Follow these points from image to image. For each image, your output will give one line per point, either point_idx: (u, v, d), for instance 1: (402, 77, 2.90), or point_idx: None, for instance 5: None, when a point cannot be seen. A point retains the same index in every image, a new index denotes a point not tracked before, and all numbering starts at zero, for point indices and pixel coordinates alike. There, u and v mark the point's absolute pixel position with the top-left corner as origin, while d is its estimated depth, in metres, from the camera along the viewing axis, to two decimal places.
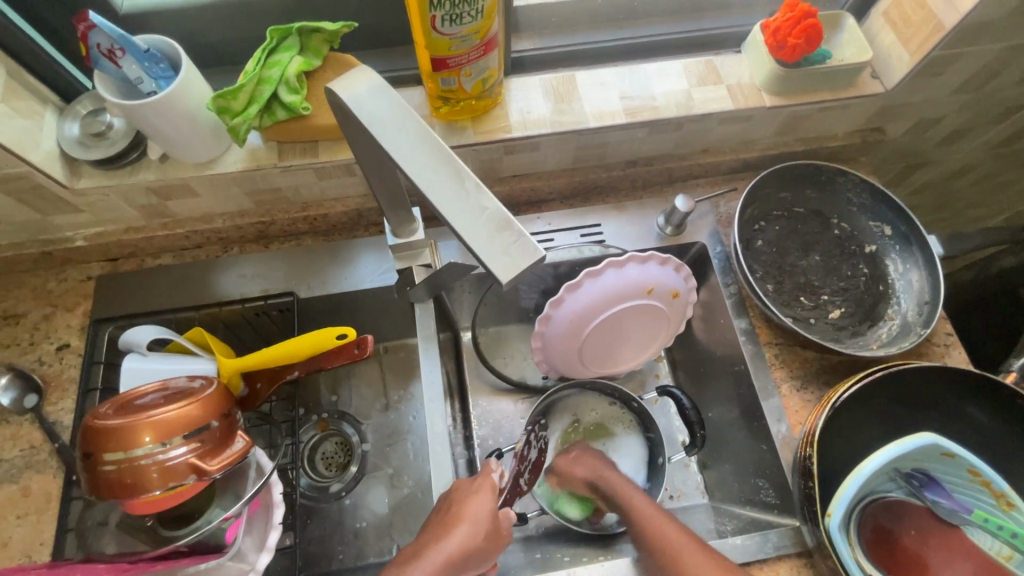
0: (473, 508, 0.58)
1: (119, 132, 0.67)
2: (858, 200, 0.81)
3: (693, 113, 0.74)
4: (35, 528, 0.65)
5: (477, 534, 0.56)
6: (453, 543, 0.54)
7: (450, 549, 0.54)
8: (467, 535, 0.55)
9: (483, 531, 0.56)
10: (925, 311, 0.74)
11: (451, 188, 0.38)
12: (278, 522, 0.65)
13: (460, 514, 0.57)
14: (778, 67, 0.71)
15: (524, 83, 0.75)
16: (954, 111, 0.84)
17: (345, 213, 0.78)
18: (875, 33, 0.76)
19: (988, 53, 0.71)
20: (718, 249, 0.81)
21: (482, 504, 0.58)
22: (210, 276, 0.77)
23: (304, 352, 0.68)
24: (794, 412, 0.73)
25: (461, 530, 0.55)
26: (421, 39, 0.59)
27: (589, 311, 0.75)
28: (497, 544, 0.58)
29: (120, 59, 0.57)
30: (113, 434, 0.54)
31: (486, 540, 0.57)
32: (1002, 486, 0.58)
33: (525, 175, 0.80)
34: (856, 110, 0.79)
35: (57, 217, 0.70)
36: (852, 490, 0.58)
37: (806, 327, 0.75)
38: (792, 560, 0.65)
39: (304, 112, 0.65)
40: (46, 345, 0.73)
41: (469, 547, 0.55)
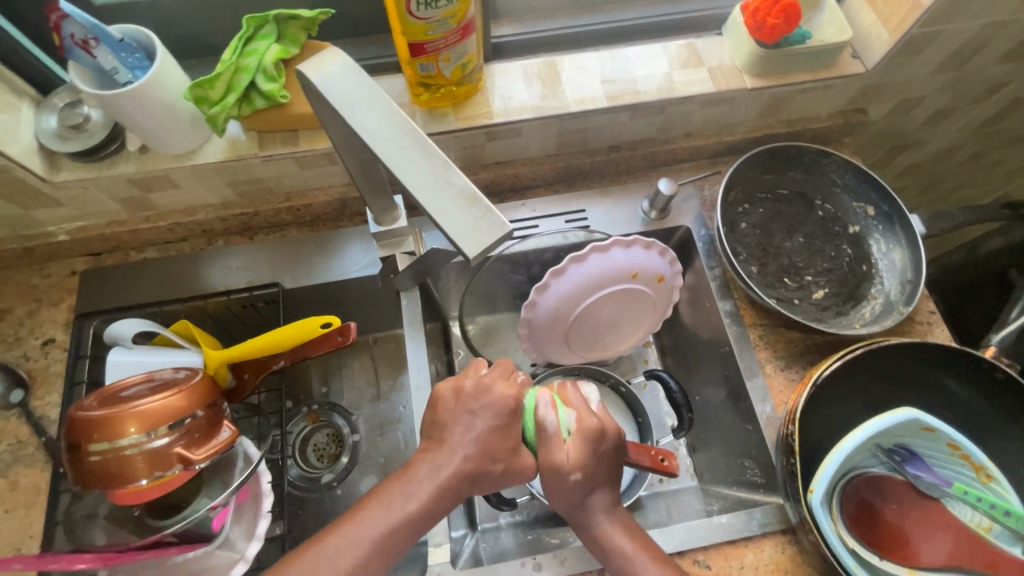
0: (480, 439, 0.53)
1: (98, 124, 0.67)
2: (842, 180, 0.81)
3: (674, 96, 0.74)
4: (23, 521, 0.65)
5: (472, 458, 0.52)
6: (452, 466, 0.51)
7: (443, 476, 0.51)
8: (477, 451, 0.52)
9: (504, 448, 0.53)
10: (908, 290, 0.75)
11: (422, 168, 0.38)
12: (268, 511, 0.65)
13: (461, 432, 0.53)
14: (758, 48, 0.71)
15: (505, 69, 0.75)
16: (937, 91, 0.84)
17: (329, 203, 0.78)
18: (855, 13, 0.76)
19: (968, 30, 0.71)
20: (702, 232, 0.81)
21: (496, 435, 0.53)
22: (195, 269, 0.77)
23: (290, 341, 0.68)
24: (779, 392, 0.73)
25: (469, 456, 0.52)
26: (398, 24, 0.59)
27: (574, 296, 0.75)
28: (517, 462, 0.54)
29: (94, 49, 0.57)
30: (97, 425, 0.54)
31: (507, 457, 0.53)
32: (981, 459, 0.59)
33: (508, 162, 0.80)
34: (838, 91, 0.79)
35: (38, 211, 0.70)
36: (834, 465, 0.58)
37: (791, 308, 0.75)
38: (778, 537, 0.66)
39: (282, 100, 0.64)
40: (31, 340, 0.73)
41: (472, 470, 0.52)
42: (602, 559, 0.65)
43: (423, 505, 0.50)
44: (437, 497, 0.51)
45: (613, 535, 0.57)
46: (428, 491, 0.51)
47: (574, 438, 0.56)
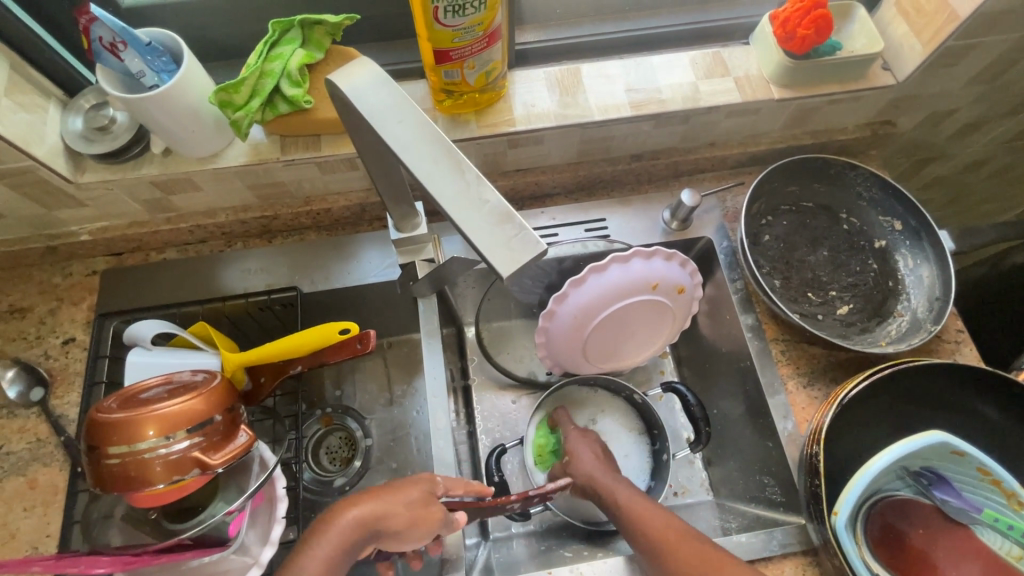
0: (391, 500, 0.54)
1: (122, 126, 0.67)
2: (868, 194, 0.80)
3: (699, 106, 0.73)
4: (41, 520, 0.65)
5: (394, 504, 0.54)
6: (361, 513, 0.53)
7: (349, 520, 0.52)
8: (383, 507, 0.54)
9: (404, 513, 0.54)
10: (936, 307, 0.73)
11: (453, 182, 0.37)
12: (281, 516, 0.64)
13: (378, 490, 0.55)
14: (787, 59, 0.70)
15: (528, 76, 0.74)
16: (968, 103, 0.82)
17: (348, 207, 0.78)
18: (886, 24, 0.74)
19: (1004, 43, 0.70)
20: (724, 244, 0.80)
21: (399, 497, 0.55)
22: (214, 271, 0.77)
23: (307, 346, 0.67)
24: (801, 409, 0.72)
25: (371, 503, 0.53)
26: (423, 31, 0.59)
27: (593, 307, 0.74)
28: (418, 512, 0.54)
29: (122, 52, 0.57)
30: (117, 428, 0.54)
31: (410, 516, 0.54)
32: (1013, 486, 0.56)
33: (528, 170, 0.80)
34: (867, 102, 0.78)
35: (62, 211, 0.71)
36: (859, 488, 0.57)
37: (814, 324, 0.74)
38: (798, 559, 0.64)
39: (306, 105, 0.64)
40: (52, 339, 0.74)
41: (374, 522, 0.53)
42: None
43: (333, 553, 0.51)
44: (342, 548, 0.51)
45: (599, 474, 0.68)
46: (335, 538, 0.51)
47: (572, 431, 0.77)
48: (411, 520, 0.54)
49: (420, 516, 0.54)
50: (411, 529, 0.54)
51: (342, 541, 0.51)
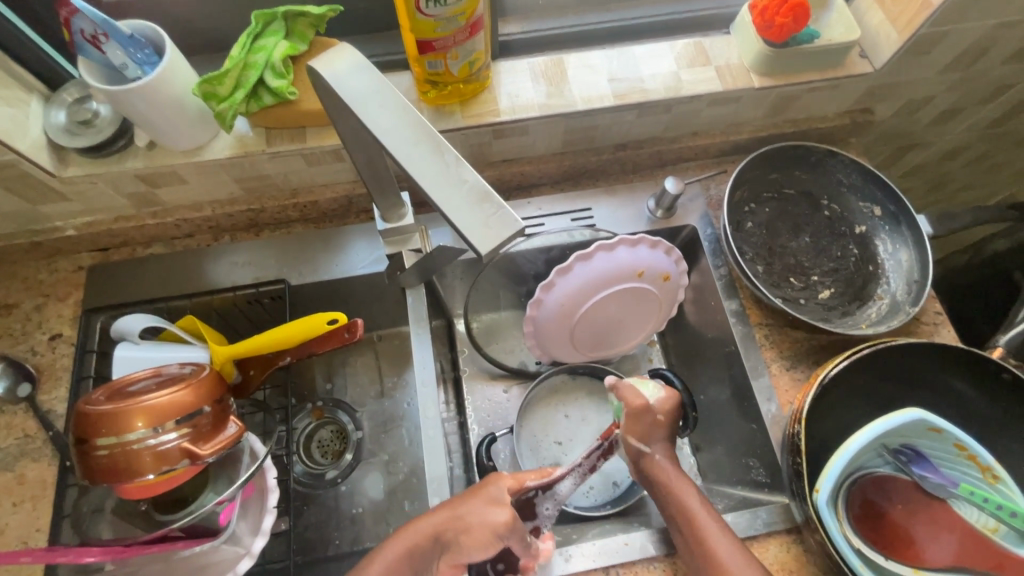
0: (472, 505, 0.55)
1: (106, 119, 0.67)
2: (848, 180, 0.81)
3: (682, 95, 0.74)
4: (31, 515, 0.65)
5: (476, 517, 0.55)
6: (432, 521, 0.54)
7: (422, 529, 0.54)
8: (461, 520, 0.54)
9: (473, 525, 0.54)
10: (915, 290, 0.75)
11: (433, 164, 0.38)
12: (273, 506, 0.65)
13: (463, 497, 0.56)
14: (766, 47, 0.71)
15: (513, 66, 0.75)
16: (944, 91, 0.83)
17: (335, 199, 0.78)
18: (862, 13, 0.76)
19: (976, 30, 0.71)
20: (708, 231, 0.81)
21: (484, 509, 0.55)
22: (200, 265, 0.77)
23: (296, 337, 0.68)
24: (784, 392, 0.73)
25: (444, 516, 0.55)
26: (406, 21, 0.59)
27: (580, 295, 0.75)
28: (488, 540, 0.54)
29: (103, 45, 0.57)
30: (104, 420, 0.54)
31: (482, 531, 0.54)
32: (987, 460, 0.59)
33: (514, 160, 0.80)
34: (846, 90, 0.79)
35: (46, 206, 0.70)
36: (840, 465, 0.58)
37: (797, 308, 0.75)
38: (782, 537, 0.66)
39: (290, 96, 0.65)
40: (38, 335, 0.73)
41: (446, 533, 0.54)
42: (609, 559, 0.64)
43: (399, 555, 0.53)
44: (408, 553, 0.53)
45: (681, 487, 0.60)
46: (399, 545, 0.53)
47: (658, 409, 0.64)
48: (484, 531, 0.54)
49: (488, 525, 0.54)
50: (481, 539, 0.54)
51: (402, 550, 0.53)
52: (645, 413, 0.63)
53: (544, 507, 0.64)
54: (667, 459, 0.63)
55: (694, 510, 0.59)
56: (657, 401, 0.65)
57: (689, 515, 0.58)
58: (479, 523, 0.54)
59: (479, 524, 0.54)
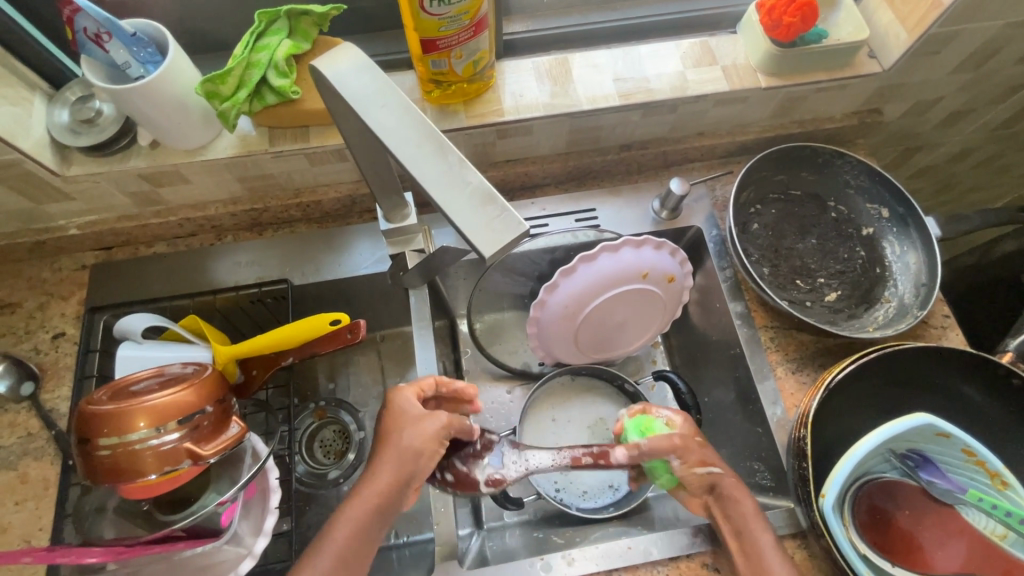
0: (405, 430, 0.56)
1: (109, 118, 0.66)
2: (856, 182, 0.80)
3: (688, 95, 0.73)
4: (33, 514, 0.65)
5: (410, 442, 0.55)
6: (382, 468, 0.54)
7: (383, 477, 0.54)
8: (401, 444, 0.55)
9: (413, 442, 0.55)
10: (923, 293, 0.74)
11: (436, 165, 0.38)
12: (275, 507, 0.65)
13: (390, 433, 0.56)
14: (773, 47, 0.70)
15: (517, 66, 0.75)
16: (954, 91, 0.82)
17: (338, 199, 0.78)
18: (871, 12, 0.75)
19: (987, 30, 0.70)
20: (714, 233, 0.80)
21: (412, 424, 0.56)
22: (203, 264, 0.77)
23: (298, 337, 0.68)
24: (790, 395, 0.72)
25: (388, 453, 0.55)
26: (410, 20, 0.59)
27: (584, 296, 0.75)
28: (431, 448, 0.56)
29: (106, 43, 0.57)
30: (107, 419, 0.54)
31: (423, 444, 0.56)
32: (996, 466, 0.58)
33: (518, 160, 0.80)
34: (854, 91, 0.78)
35: (50, 205, 0.70)
36: (846, 470, 0.58)
37: (803, 310, 0.74)
38: (787, 542, 0.65)
39: (293, 96, 0.64)
40: (41, 334, 0.73)
41: (400, 469, 0.54)
42: (612, 562, 0.64)
43: (363, 513, 0.52)
44: (375, 509, 0.52)
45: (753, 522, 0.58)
46: (364, 501, 0.52)
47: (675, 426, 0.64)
48: (430, 441, 0.56)
49: (424, 431, 0.56)
50: (429, 446, 0.56)
51: (366, 506, 0.52)
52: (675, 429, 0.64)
53: (507, 455, 0.66)
54: (744, 496, 0.59)
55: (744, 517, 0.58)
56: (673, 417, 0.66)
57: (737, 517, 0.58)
58: (419, 434, 0.56)
59: (419, 437, 0.56)
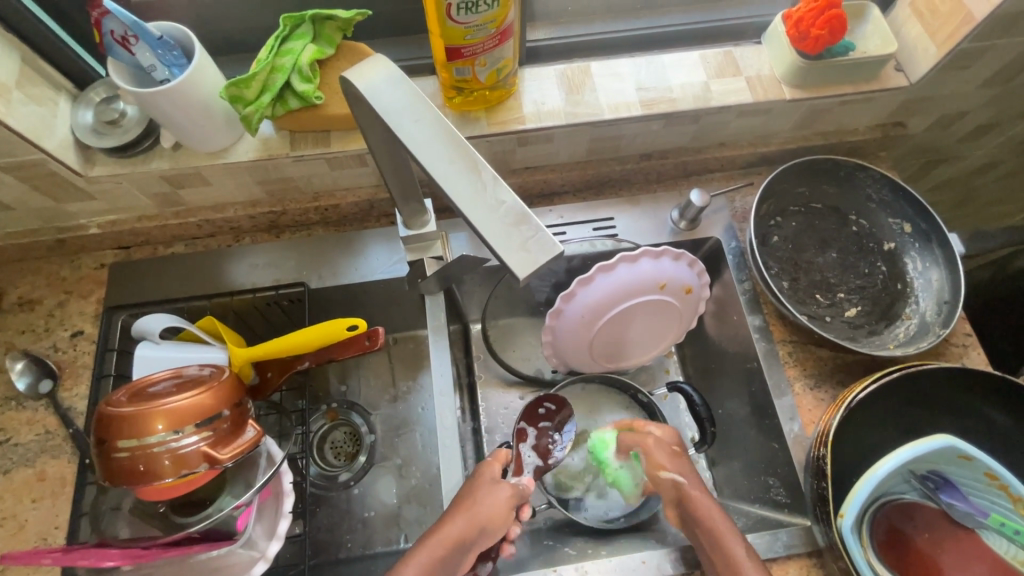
0: (483, 492, 0.57)
1: (132, 119, 0.67)
2: (878, 196, 0.80)
3: (711, 106, 0.72)
4: (50, 512, 0.66)
5: (485, 507, 0.55)
6: (457, 523, 0.53)
7: (451, 531, 0.53)
8: (478, 507, 0.55)
9: (490, 506, 0.56)
10: (945, 311, 0.73)
11: (467, 180, 0.38)
12: (287, 511, 0.65)
13: (466, 494, 0.57)
14: (799, 59, 0.70)
15: (539, 73, 0.74)
16: (980, 106, 0.81)
17: (356, 203, 0.78)
18: (899, 25, 0.74)
19: (1019, 45, 0.69)
20: (733, 244, 0.79)
21: (493, 491, 0.57)
22: (220, 265, 0.77)
23: (315, 342, 0.68)
24: (807, 411, 0.72)
25: (463, 516, 0.54)
26: (436, 28, 0.58)
27: (601, 306, 0.74)
28: (499, 524, 0.56)
29: (134, 46, 0.57)
30: (127, 421, 0.54)
31: (496, 512, 0.56)
32: (1021, 491, 0.57)
33: (537, 168, 0.80)
34: (879, 104, 0.77)
35: (72, 204, 0.71)
36: (866, 492, 0.57)
37: (822, 326, 0.74)
38: (802, 560, 0.65)
39: (316, 101, 0.64)
40: (60, 332, 0.74)
41: (472, 528, 0.54)
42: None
43: (425, 566, 0.50)
44: (432, 565, 0.51)
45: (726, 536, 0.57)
46: (427, 553, 0.51)
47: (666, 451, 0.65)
48: (501, 511, 0.56)
49: (501, 502, 0.57)
50: (500, 518, 0.56)
51: (432, 556, 0.51)
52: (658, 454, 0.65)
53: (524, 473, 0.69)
54: (734, 540, 0.56)
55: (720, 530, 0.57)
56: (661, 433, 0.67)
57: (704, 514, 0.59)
58: (496, 501, 0.56)
59: (496, 503, 0.56)
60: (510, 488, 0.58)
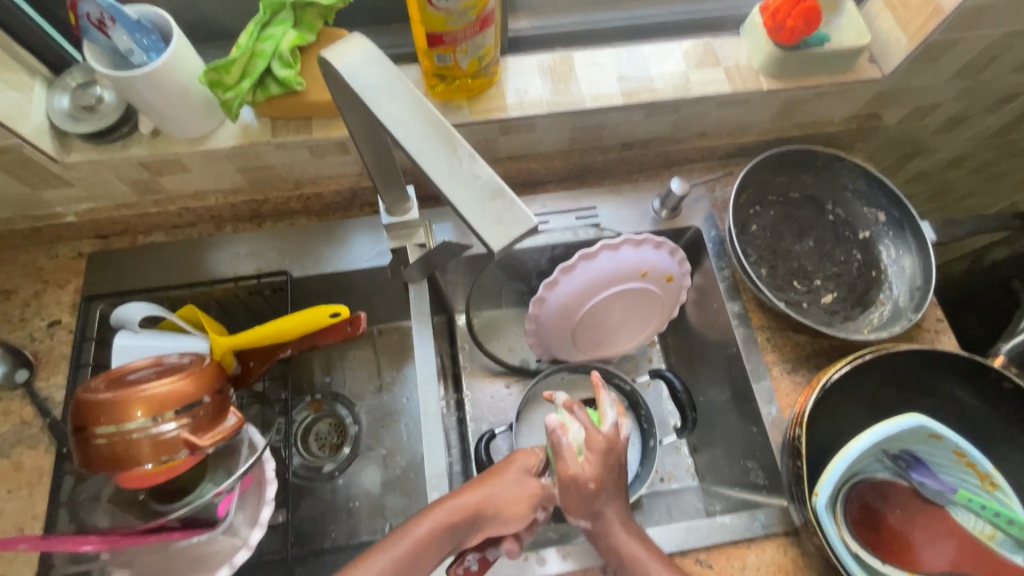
0: (512, 471, 0.55)
1: (110, 105, 0.66)
2: (853, 186, 0.81)
3: (691, 95, 0.73)
4: (27, 502, 0.65)
5: (505, 489, 0.53)
6: (473, 495, 0.52)
7: (465, 501, 0.51)
8: (499, 489, 0.53)
9: (512, 493, 0.53)
10: (917, 297, 0.75)
11: (445, 157, 0.38)
12: (270, 499, 0.64)
13: (496, 469, 0.55)
14: (776, 49, 0.71)
15: (521, 62, 0.75)
16: (951, 98, 0.83)
17: (339, 192, 0.78)
18: (873, 17, 0.75)
19: (986, 38, 0.71)
20: (713, 233, 0.81)
21: (522, 475, 0.55)
22: (201, 254, 0.77)
23: (298, 330, 0.67)
24: (785, 395, 0.73)
25: (479, 489, 0.53)
26: (417, 13, 0.59)
27: (583, 294, 0.75)
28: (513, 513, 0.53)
29: (110, 29, 0.56)
30: (104, 407, 0.54)
31: (515, 500, 0.53)
32: (987, 467, 0.59)
33: (521, 157, 0.80)
34: (854, 95, 0.79)
35: (48, 191, 0.70)
36: (839, 470, 0.59)
37: (799, 312, 0.75)
38: (780, 539, 0.66)
39: (298, 87, 0.64)
40: (37, 321, 0.73)
41: (487, 507, 0.52)
42: (607, 558, 0.64)
43: (430, 533, 0.49)
44: (437, 531, 0.49)
45: (638, 560, 0.55)
46: (434, 519, 0.50)
47: (591, 456, 0.55)
48: (520, 503, 0.54)
49: (523, 496, 0.54)
50: (516, 509, 0.53)
51: (441, 525, 0.50)
52: (583, 489, 0.54)
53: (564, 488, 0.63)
54: (628, 541, 0.56)
55: (639, 558, 0.55)
56: (591, 446, 0.55)
57: (614, 547, 0.56)
58: (518, 486, 0.54)
59: (516, 489, 0.54)
60: (538, 484, 0.55)
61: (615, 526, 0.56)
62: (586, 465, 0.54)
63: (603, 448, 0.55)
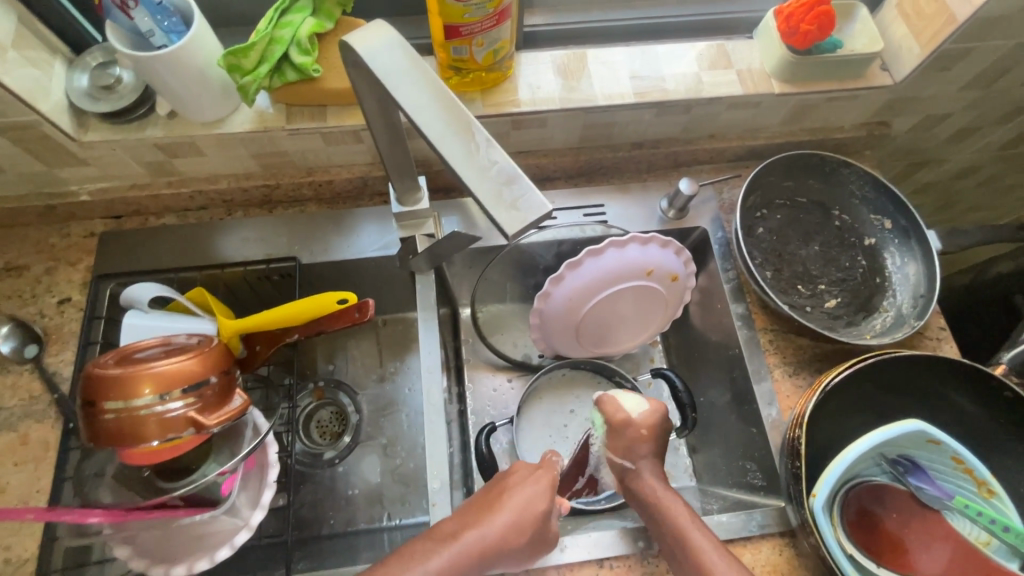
0: (526, 502, 0.53)
1: (128, 86, 0.67)
2: (861, 192, 0.82)
3: (702, 96, 0.74)
4: (32, 475, 0.66)
5: (521, 524, 0.52)
6: (490, 535, 0.50)
7: (482, 541, 0.49)
8: (514, 525, 0.51)
9: (525, 527, 0.52)
10: (920, 304, 0.75)
11: (461, 145, 0.39)
12: (273, 482, 0.66)
13: (511, 501, 0.53)
14: (788, 53, 0.72)
15: (535, 58, 0.75)
16: (961, 109, 0.84)
17: (350, 180, 0.79)
18: (887, 25, 0.76)
19: (998, 49, 0.72)
20: (720, 234, 0.81)
21: (535, 505, 0.53)
22: (212, 237, 0.77)
23: (305, 315, 0.68)
24: (786, 397, 0.74)
25: (497, 529, 0.50)
26: (435, 5, 0.59)
27: (589, 290, 0.76)
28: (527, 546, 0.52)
29: (132, 11, 0.57)
30: (113, 384, 0.54)
31: (523, 540, 0.52)
32: (984, 474, 0.60)
33: (531, 152, 0.81)
34: (865, 102, 0.79)
35: (64, 169, 0.71)
36: (838, 472, 0.59)
37: (803, 315, 0.76)
38: (776, 540, 0.66)
39: (314, 74, 0.65)
40: (47, 298, 0.74)
41: (502, 548, 0.50)
42: (604, 552, 0.65)
43: (450, 562, 0.47)
44: (454, 563, 0.48)
45: (669, 500, 0.59)
46: (451, 555, 0.48)
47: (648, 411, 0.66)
48: (532, 535, 0.53)
49: (536, 528, 0.53)
50: (529, 542, 0.53)
51: (460, 559, 0.48)
52: (633, 430, 0.64)
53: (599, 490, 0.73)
54: (666, 490, 0.60)
55: (678, 514, 0.57)
56: (640, 415, 0.65)
57: (651, 490, 0.61)
58: (533, 518, 0.53)
59: (527, 520, 0.52)
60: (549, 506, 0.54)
61: (652, 482, 0.61)
62: (642, 414, 0.65)
63: (642, 416, 0.65)
